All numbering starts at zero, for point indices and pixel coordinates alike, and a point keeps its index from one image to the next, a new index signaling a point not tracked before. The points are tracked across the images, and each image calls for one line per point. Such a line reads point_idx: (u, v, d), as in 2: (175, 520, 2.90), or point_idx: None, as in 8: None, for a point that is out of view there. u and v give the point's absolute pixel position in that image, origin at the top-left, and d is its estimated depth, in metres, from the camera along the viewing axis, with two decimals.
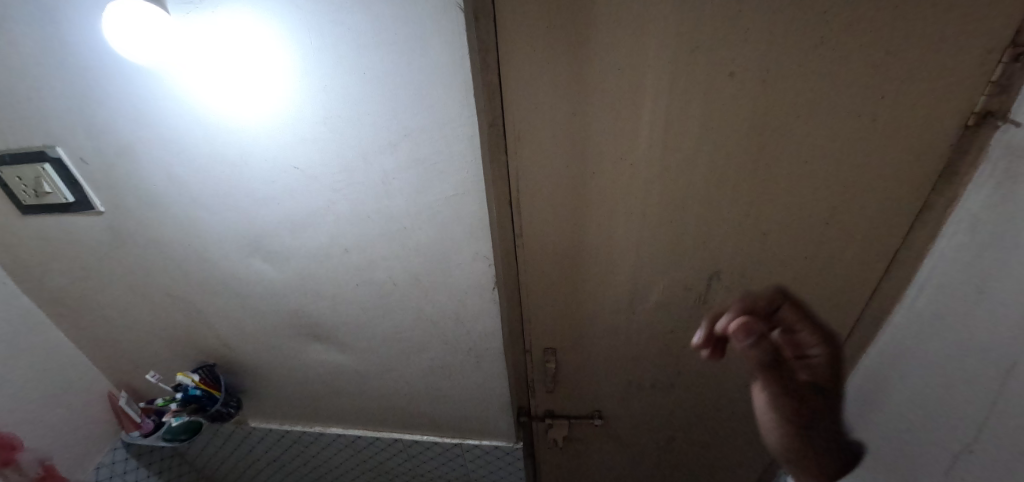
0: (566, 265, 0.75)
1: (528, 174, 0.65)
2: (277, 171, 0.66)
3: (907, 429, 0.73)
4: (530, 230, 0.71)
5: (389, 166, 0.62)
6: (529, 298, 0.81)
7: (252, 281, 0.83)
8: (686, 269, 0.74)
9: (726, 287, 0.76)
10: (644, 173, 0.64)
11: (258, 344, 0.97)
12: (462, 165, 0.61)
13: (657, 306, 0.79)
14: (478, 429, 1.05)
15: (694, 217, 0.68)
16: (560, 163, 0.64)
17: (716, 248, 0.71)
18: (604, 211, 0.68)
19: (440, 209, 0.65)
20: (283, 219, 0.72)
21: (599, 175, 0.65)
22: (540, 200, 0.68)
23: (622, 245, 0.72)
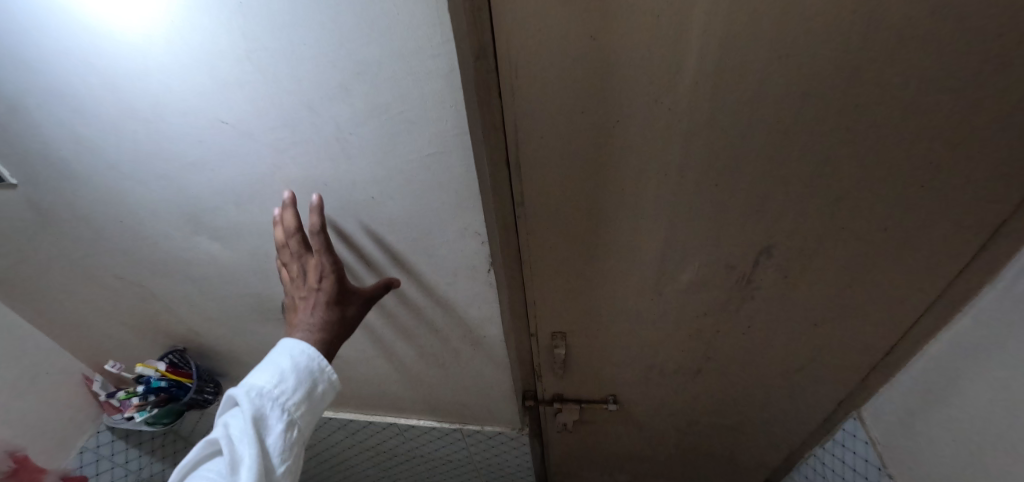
0: (580, 239, 0.61)
1: (531, 126, 0.49)
2: (204, 126, 0.51)
3: (988, 427, 0.63)
4: (534, 196, 0.57)
5: (342, 116, 0.46)
6: (533, 276, 0.68)
7: (204, 263, 0.70)
8: (730, 242, 0.59)
9: (778, 264, 0.61)
10: (688, 121, 0.47)
11: (229, 330, 0.85)
12: (440, 113, 0.44)
13: (690, 286, 0.65)
14: (479, 416, 0.95)
15: (748, 180, 0.52)
16: (574, 110, 0.47)
17: (772, 218, 0.56)
18: (630, 172, 0.53)
19: (415, 173, 0.50)
20: (224, 189, 0.57)
21: (626, 126, 0.48)
22: (547, 159, 0.52)
23: (650, 214, 0.57)
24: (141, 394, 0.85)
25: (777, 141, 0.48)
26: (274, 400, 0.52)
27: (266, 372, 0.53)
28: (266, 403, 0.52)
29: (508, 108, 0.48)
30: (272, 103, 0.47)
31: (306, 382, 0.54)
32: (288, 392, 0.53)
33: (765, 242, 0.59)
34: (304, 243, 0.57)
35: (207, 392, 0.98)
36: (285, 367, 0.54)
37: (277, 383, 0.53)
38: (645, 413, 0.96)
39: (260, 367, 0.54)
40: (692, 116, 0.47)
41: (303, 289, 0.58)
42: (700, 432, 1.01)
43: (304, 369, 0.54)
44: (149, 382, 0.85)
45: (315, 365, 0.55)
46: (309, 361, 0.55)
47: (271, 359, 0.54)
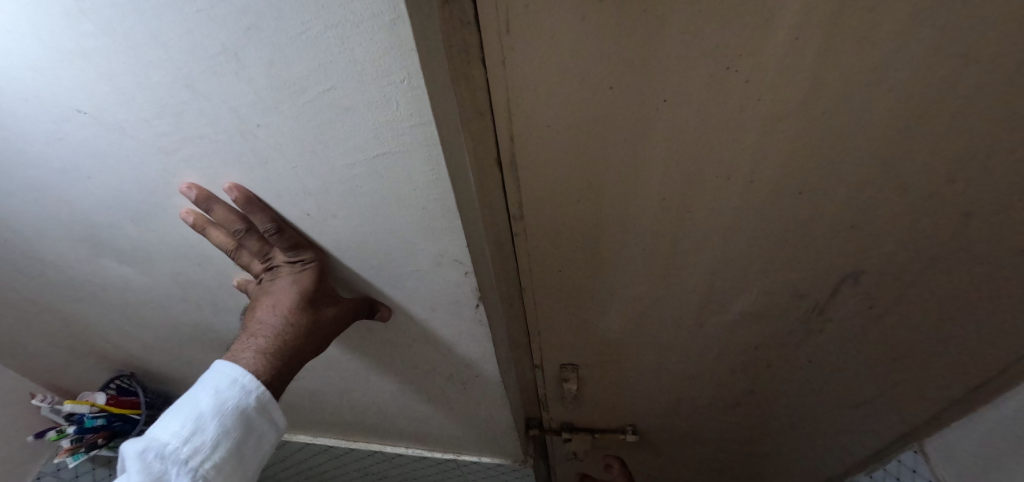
0: (599, 258, 0.46)
1: (530, 110, 0.33)
2: (56, 117, 0.35)
3: None
4: (536, 204, 0.41)
5: (239, 102, 0.30)
6: (538, 298, 0.54)
7: (121, 288, 0.55)
8: (803, 266, 0.44)
9: (864, 290, 0.46)
10: (772, 101, 0.31)
11: (176, 357, 0.71)
12: (385, 96, 0.27)
13: (741, 315, 0.50)
14: (475, 447, 0.82)
15: (846, 185, 0.36)
16: (596, 87, 0.31)
17: (870, 234, 0.40)
18: (674, 175, 0.37)
19: (362, 184, 0.34)
20: (113, 202, 0.42)
21: (674, 110, 0.32)
22: (553, 156, 0.36)
23: (697, 229, 0.41)
24: (72, 436, 0.72)
25: (905, 130, 0.32)
26: (183, 463, 0.32)
27: (175, 416, 0.33)
28: (171, 469, 0.32)
29: (495, 83, 0.32)
30: (136, 82, 0.31)
31: (238, 430, 0.34)
32: (207, 448, 0.33)
33: (854, 264, 0.43)
34: (250, 239, 0.39)
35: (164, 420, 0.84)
36: (204, 410, 0.33)
37: (190, 434, 0.33)
38: (669, 442, 0.83)
39: (171, 408, 0.34)
40: (779, 93, 0.30)
41: (251, 307, 0.39)
42: (730, 458, 0.88)
43: (235, 410, 0.34)
44: (80, 421, 0.73)
45: (254, 403, 0.35)
46: (244, 399, 0.34)
47: (194, 395, 0.34)
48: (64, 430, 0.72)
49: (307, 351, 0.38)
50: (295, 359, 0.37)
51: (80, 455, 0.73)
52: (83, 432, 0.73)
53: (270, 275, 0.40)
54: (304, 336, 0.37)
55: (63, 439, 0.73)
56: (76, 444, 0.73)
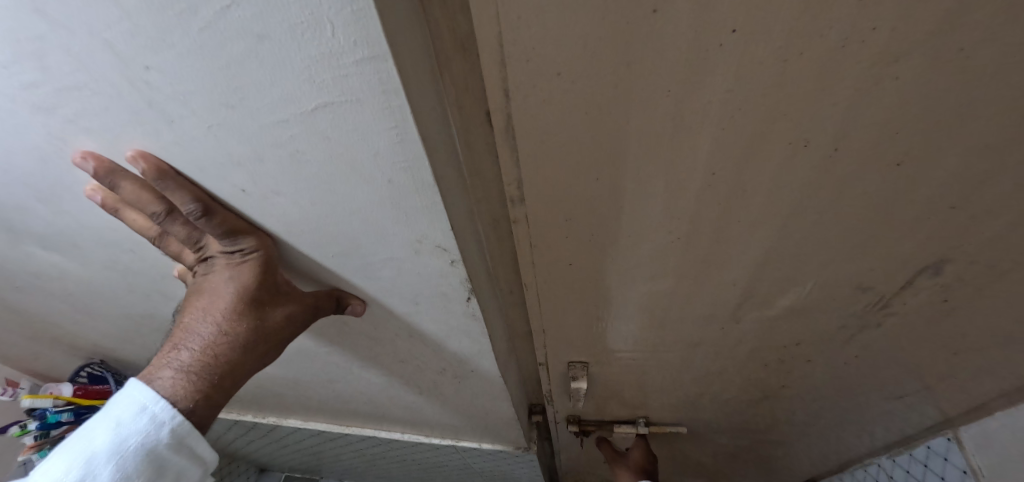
0: (620, 243, 0.38)
1: (534, 51, 0.24)
2: None
3: None
4: (541, 180, 0.32)
5: (113, 33, 0.21)
6: (543, 290, 0.46)
7: (55, 277, 0.48)
8: (873, 251, 0.36)
9: (946, 281, 0.37)
10: (886, 31, 0.21)
11: (142, 347, 0.65)
12: (315, 16, 0.18)
13: (784, 299, 0.43)
14: (475, 434, 0.76)
15: (962, 153, 0.27)
16: (632, 12, 0.22)
17: (975, 217, 0.31)
18: (728, 142, 0.28)
19: (304, 149, 0.25)
20: (7, 180, 0.33)
21: (743, 45, 0.22)
22: (566, 119, 0.27)
23: (745, 206, 0.33)
24: (36, 432, 0.66)
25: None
26: None
27: (63, 459, 0.27)
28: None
29: (483, 6, 0.22)
30: None
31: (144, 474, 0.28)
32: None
33: (939, 247, 0.34)
34: (171, 225, 0.31)
35: None
36: (98, 452, 0.27)
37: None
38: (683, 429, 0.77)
39: (60, 445, 0.28)
40: (904, 17, 0.20)
41: (184, 306, 0.33)
42: (746, 440, 0.83)
43: (141, 450, 0.28)
44: (44, 416, 0.66)
45: (169, 440, 0.28)
46: (152, 435, 0.28)
47: (92, 431, 0.28)
48: (24, 428, 0.66)
49: (250, 363, 0.32)
50: (234, 372, 0.31)
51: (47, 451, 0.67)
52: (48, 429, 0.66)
53: (204, 267, 0.33)
54: (245, 347, 0.31)
55: (27, 436, 0.67)
56: (42, 440, 0.67)
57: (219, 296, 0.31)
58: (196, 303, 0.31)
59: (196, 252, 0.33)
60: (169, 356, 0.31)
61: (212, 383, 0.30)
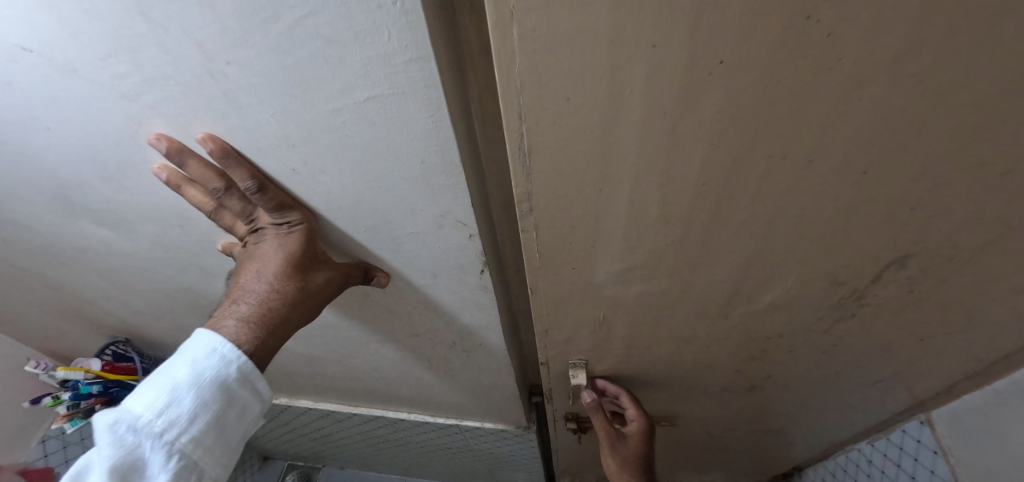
0: (619, 247, 0.42)
1: (549, 77, 0.28)
2: (1, 57, 0.31)
3: None
4: (551, 189, 0.36)
5: (204, 34, 0.26)
6: (550, 291, 0.50)
7: (101, 253, 0.52)
8: (846, 250, 0.40)
9: (907, 273, 0.42)
10: (850, 61, 0.25)
11: (169, 324, 0.69)
12: (375, 24, 0.23)
13: (772, 297, 0.47)
14: (478, 413, 0.81)
15: (916, 165, 0.31)
16: (635, 46, 0.25)
17: (931, 216, 0.35)
18: (717, 154, 0.32)
19: (351, 133, 0.29)
20: (79, 157, 0.38)
21: (729, 74, 0.26)
22: (575, 134, 0.31)
23: (731, 214, 0.37)
24: (68, 402, 0.70)
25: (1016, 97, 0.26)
26: (157, 438, 0.30)
27: (151, 389, 0.32)
28: (143, 442, 0.30)
29: (505, 38, 0.26)
30: (81, 10, 0.26)
31: (217, 402, 0.32)
32: (183, 421, 0.31)
33: (903, 242, 0.39)
34: (226, 200, 0.36)
35: None
36: (179, 382, 0.32)
37: (165, 407, 0.31)
38: (674, 414, 0.82)
39: (146, 380, 0.33)
40: (860, 53, 0.25)
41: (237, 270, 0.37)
42: (735, 429, 0.88)
43: (213, 382, 0.32)
44: (77, 388, 0.71)
45: (237, 375, 0.33)
46: (224, 370, 0.33)
47: (173, 367, 0.33)
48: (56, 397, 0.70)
49: (294, 319, 0.37)
50: (285, 324, 0.36)
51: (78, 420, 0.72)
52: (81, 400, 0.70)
53: (254, 236, 0.37)
54: (294, 302, 0.36)
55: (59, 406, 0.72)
56: (73, 410, 0.71)
57: (272, 258, 0.36)
58: (250, 264, 0.36)
59: (247, 224, 0.37)
60: (229, 311, 0.35)
61: (268, 332, 0.35)
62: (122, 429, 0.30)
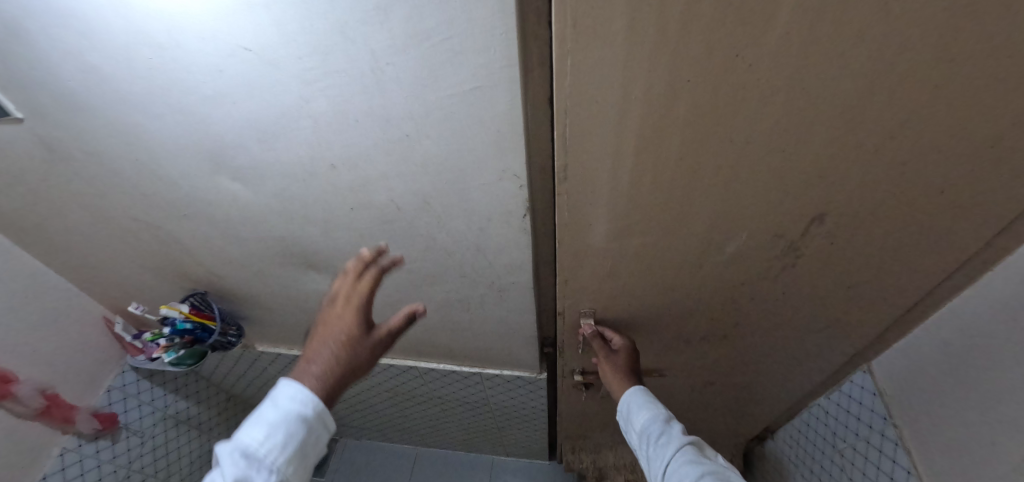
0: (621, 209, 0.59)
1: (582, 89, 0.44)
2: (223, 55, 0.47)
3: (987, 403, 0.67)
4: (576, 164, 0.53)
5: (379, 47, 0.43)
6: (568, 245, 0.66)
7: (225, 205, 0.68)
8: (780, 210, 0.57)
9: (823, 229, 0.59)
10: (762, 81, 0.42)
11: (251, 274, 0.85)
12: (488, 44, 0.41)
13: (731, 249, 0.65)
14: (498, 360, 0.96)
15: (812, 146, 0.48)
16: (635, 71, 0.42)
17: (828, 184, 0.53)
18: (687, 138, 0.49)
19: (455, 110, 0.47)
20: (246, 125, 0.54)
21: (691, 87, 0.43)
22: (596, 125, 0.48)
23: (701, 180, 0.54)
24: (168, 336, 0.91)
25: (865, 101, 0.43)
26: (264, 461, 0.46)
27: (254, 428, 0.47)
28: (253, 466, 0.45)
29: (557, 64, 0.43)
30: (300, 30, 0.43)
31: (303, 432, 0.48)
32: (280, 447, 0.47)
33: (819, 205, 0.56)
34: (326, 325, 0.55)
35: (231, 334, 0.99)
36: (275, 420, 0.47)
37: (266, 438, 0.47)
38: (661, 364, 0.99)
39: (246, 423, 0.48)
40: (766, 77, 0.42)
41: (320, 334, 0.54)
42: (713, 381, 1.05)
43: (300, 417, 0.48)
44: (175, 324, 0.89)
45: (314, 412, 0.49)
46: (305, 409, 0.49)
47: (265, 411, 0.48)
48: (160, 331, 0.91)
49: (357, 368, 0.53)
50: (346, 372, 0.52)
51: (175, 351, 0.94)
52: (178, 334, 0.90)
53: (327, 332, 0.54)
54: (360, 350, 0.53)
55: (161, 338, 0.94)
56: (172, 343, 0.92)
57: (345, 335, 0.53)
58: (318, 337, 0.53)
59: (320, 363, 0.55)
60: (305, 373, 0.51)
61: (338, 373, 0.52)
62: (238, 459, 0.45)
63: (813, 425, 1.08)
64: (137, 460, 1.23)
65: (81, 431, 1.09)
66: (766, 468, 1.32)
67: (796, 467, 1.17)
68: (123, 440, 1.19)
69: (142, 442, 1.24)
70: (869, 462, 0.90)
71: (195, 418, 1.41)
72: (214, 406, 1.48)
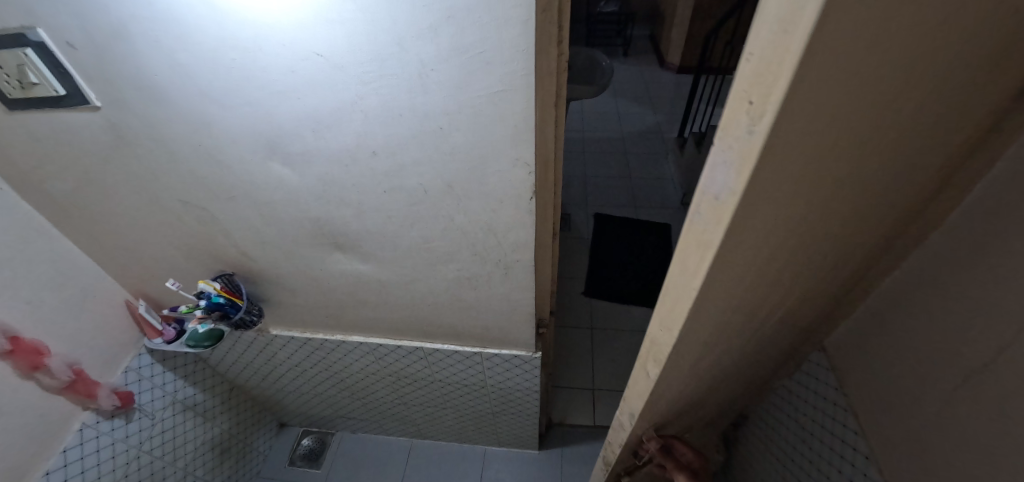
0: (704, 336, 0.56)
1: (724, 264, 0.40)
2: (299, 59, 0.59)
3: (908, 365, 0.81)
4: (693, 323, 0.48)
5: (427, 57, 0.56)
6: (654, 384, 0.62)
7: (271, 187, 0.79)
8: (798, 282, 0.62)
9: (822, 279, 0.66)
10: (832, 204, 0.45)
11: (281, 254, 0.94)
12: (512, 56, 0.54)
13: (759, 321, 0.67)
14: (500, 340, 1.07)
15: (836, 231, 0.53)
16: (765, 231, 0.40)
17: (831, 249, 0.59)
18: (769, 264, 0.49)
19: (481, 108, 0.60)
20: (305, 116, 0.66)
21: (791, 227, 0.43)
22: (720, 286, 0.44)
23: (762, 287, 0.55)
24: (204, 308, 1.01)
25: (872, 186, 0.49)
26: None
27: None
28: None
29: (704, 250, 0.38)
30: (367, 42, 0.56)
31: None
32: None
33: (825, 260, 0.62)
34: None
35: (254, 312, 1.09)
36: None
37: None
38: None
39: None
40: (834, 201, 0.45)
41: None
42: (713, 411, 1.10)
43: None
44: (210, 298, 0.99)
45: None
46: None
47: None
48: (195, 305, 1.01)
49: None
50: None
51: (206, 323, 1.05)
52: (211, 307, 1.00)
53: None
54: None
55: (195, 312, 1.03)
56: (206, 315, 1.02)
57: None
58: None
59: None
60: None
61: None
62: None
63: (781, 406, 1.22)
64: (149, 441, 1.28)
65: (102, 407, 1.15)
66: (741, 452, 1.45)
67: (765, 447, 1.30)
68: (135, 420, 1.24)
69: (153, 424, 1.29)
70: (824, 430, 1.04)
71: (202, 405, 1.46)
72: (219, 395, 1.53)
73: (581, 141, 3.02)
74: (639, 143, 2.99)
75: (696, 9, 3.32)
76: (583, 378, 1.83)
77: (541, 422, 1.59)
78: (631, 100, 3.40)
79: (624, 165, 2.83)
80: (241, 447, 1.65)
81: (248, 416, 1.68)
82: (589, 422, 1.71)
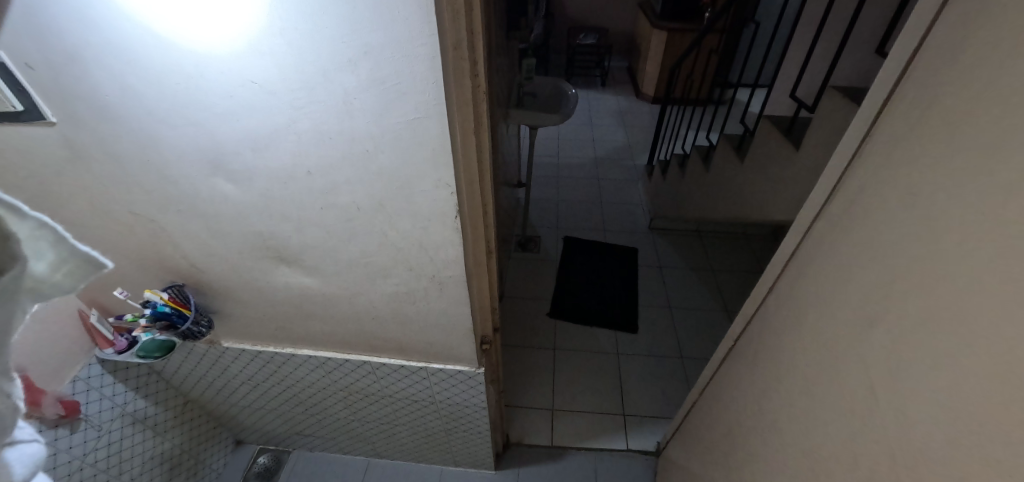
0: None
1: None
2: (237, 87, 0.65)
3: None
4: None
5: (351, 87, 0.62)
6: None
7: (216, 201, 0.83)
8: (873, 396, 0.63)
9: None
10: (949, 378, 0.51)
11: (227, 266, 0.98)
12: (425, 89, 0.61)
13: (848, 439, 0.68)
14: (443, 354, 1.11)
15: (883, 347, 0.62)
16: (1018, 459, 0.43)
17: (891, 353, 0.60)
18: (935, 433, 0.53)
19: (402, 132, 0.66)
20: (244, 137, 0.71)
21: (965, 418, 0.49)
22: None
23: (898, 434, 0.58)
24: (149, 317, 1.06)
25: (923, 305, 0.55)
26: None
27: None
28: None
29: None
30: (298, 73, 0.62)
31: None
32: None
33: (874, 358, 0.63)
34: None
35: (203, 324, 1.10)
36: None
37: None
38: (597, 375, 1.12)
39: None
40: (954, 373, 0.51)
41: None
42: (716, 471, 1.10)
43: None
44: (155, 307, 1.03)
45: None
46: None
47: None
48: (141, 314, 1.06)
49: None
50: None
51: (152, 332, 1.09)
52: (156, 316, 1.05)
53: None
54: None
55: (140, 322, 1.08)
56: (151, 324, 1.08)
57: None
58: None
59: None
60: None
61: None
62: None
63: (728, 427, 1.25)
64: (93, 453, 1.26)
65: (45, 415, 1.12)
66: None
67: None
68: (81, 431, 1.22)
69: (99, 436, 1.27)
70: None
71: (152, 418, 1.45)
72: (171, 410, 1.52)
73: (556, 166, 3.12)
74: (611, 170, 3.10)
75: (667, 45, 3.50)
76: (543, 398, 1.85)
77: (497, 440, 1.60)
78: (605, 128, 3.53)
79: (595, 191, 2.92)
80: (192, 465, 1.63)
81: (201, 432, 1.66)
82: (547, 443, 1.72)
